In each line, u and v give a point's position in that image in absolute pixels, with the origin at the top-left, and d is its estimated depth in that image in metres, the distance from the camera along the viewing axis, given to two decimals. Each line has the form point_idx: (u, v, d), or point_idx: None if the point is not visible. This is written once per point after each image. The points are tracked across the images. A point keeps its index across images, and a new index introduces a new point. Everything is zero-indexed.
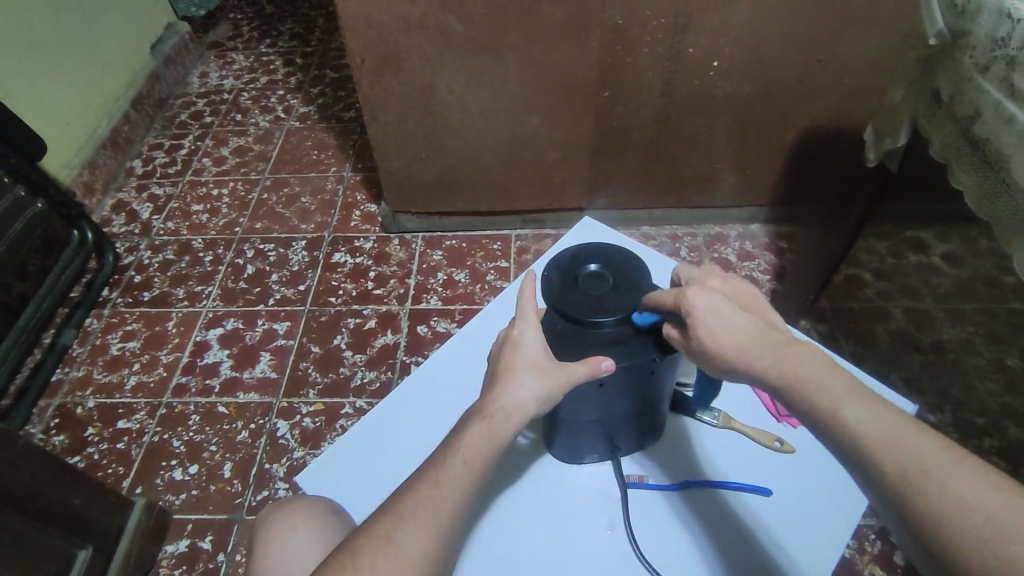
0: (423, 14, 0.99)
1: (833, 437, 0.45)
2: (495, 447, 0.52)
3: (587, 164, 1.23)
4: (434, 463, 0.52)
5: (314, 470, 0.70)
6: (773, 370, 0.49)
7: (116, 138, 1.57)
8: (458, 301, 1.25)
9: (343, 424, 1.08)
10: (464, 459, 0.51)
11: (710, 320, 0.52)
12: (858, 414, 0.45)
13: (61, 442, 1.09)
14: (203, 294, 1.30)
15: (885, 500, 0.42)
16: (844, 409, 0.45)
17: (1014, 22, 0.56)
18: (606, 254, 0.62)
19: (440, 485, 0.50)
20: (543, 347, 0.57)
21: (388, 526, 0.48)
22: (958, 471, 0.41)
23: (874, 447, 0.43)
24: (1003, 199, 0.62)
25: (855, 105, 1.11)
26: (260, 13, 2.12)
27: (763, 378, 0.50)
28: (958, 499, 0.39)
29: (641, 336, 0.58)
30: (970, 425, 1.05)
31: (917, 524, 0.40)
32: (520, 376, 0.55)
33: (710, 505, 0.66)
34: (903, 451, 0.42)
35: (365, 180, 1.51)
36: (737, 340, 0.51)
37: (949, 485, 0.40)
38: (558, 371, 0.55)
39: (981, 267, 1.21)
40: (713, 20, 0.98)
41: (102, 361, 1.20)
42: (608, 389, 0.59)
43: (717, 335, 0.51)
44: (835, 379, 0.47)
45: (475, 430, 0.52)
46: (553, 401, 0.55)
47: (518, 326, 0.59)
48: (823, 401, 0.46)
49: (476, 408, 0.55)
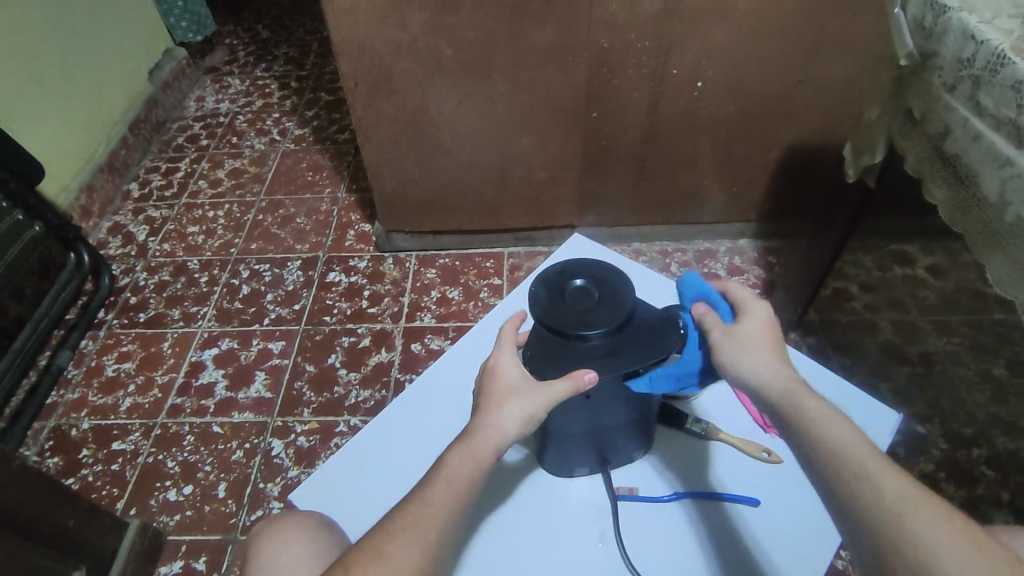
0: (414, 39, 1.01)
1: (828, 479, 0.47)
2: (478, 468, 0.54)
3: (577, 183, 1.25)
4: (421, 484, 0.54)
5: (309, 486, 0.71)
6: (788, 404, 0.51)
7: (113, 162, 1.59)
8: (452, 319, 1.26)
9: (337, 442, 1.08)
10: (448, 479, 0.53)
11: (759, 342, 0.55)
12: (853, 455, 0.47)
13: (55, 464, 1.09)
14: (199, 314, 1.31)
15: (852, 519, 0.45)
16: (841, 437, 0.48)
17: (978, 43, 0.58)
18: (591, 269, 0.63)
19: (429, 504, 0.52)
20: (520, 371, 0.59)
21: (378, 541, 0.50)
22: (933, 510, 0.44)
23: (858, 472, 0.46)
24: (975, 212, 0.64)
25: (836, 122, 1.14)
26: (256, 38, 2.16)
27: (775, 411, 0.52)
28: (928, 531, 0.42)
29: (628, 345, 0.59)
30: (958, 435, 1.06)
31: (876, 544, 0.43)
32: (502, 400, 0.57)
33: (693, 515, 0.66)
34: (885, 488, 0.45)
35: (360, 201, 1.53)
36: (772, 364, 0.54)
37: (919, 524, 0.43)
38: (539, 391, 0.56)
39: (965, 279, 1.27)
40: (696, 43, 1.02)
41: (97, 383, 1.21)
42: (594, 400, 0.60)
43: (760, 354, 0.55)
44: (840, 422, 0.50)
45: (458, 452, 0.55)
46: (537, 419, 0.56)
47: (498, 354, 0.61)
48: (828, 440, 0.48)
49: (464, 431, 0.57)
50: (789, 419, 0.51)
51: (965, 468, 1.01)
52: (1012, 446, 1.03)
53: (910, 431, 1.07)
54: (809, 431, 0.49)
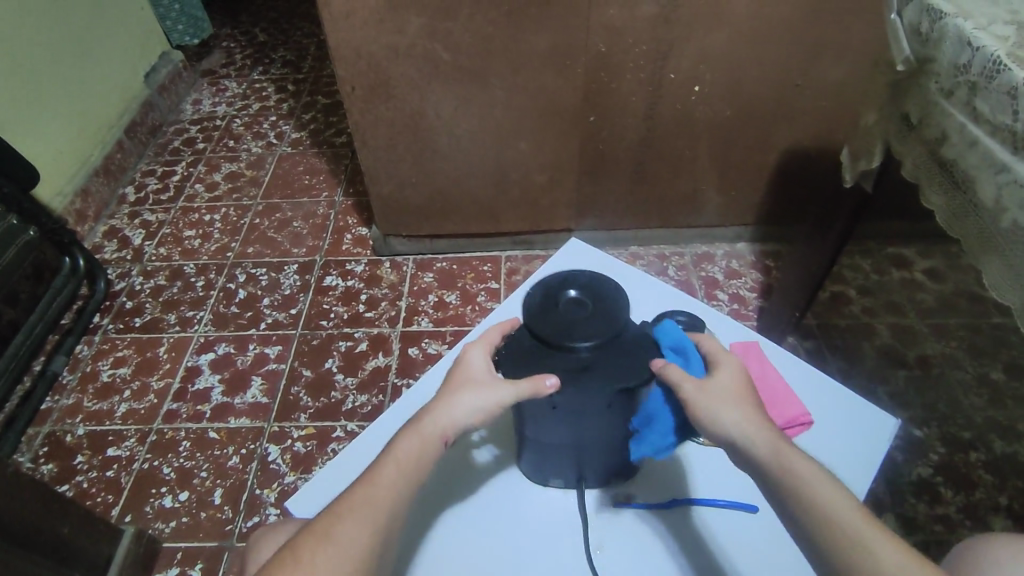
0: (411, 43, 1.01)
1: (819, 547, 0.46)
2: (426, 453, 0.54)
3: (575, 187, 1.25)
4: (371, 466, 0.54)
5: (305, 494, 0.70)
6: (775, 458, 0.50)
7: (109, 165, 1.58)
8: (449, 323, 1.26)
9: (334, 448, 1.08)
10: (397, 462, 0.53)
11: (734, 398, 0.54)
12: (844, 514, 0.46)
13: (49, 470, 1.08)
14: (195, 319, 1.31)
15: None
16: (833, 502, 0.47)
17: (974, 49, 0.58)
18: (590, 282, 0.60)
19: (374, 485, 0.52)
20: (486, 365, 0.59)
21: (325, 522, 0.50)
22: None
23: (852, 540, 0.45)
24: (972, 218, 0.64)
25: (833, 126, 1.14)
26: (253, 41, 2.15)
27: (761, 468, 0.50)
28: None
29: (608, 362, 0.57)
30: (956, 439, 1.05)
31: None
32: (460, 388, 0.57)
33: (689, 523, 0.66)
34: (877, 555, 0.44)
35: (357, 205, 1.53)
36: (750, 418, 0.53)
37: None
38: (497, 386, 0.56)
39: (962, 282, 1.27)
40: (693, 48, 1.02)
41: (92, 388, 1.20)
42: (563, 412, 0.57)
43: (735, 408, 0.53)
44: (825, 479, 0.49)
45: (409, 435, 0.54)
46: (491, 413, 0.56)
47: (471, 346, 0.61)
48: (818, 500, 0.47)
49: (418, 416, 0.57)
50: (775, 481, 0.49)
51: (963, 472, 1.01)
52: (1009, 449, 1.04)
53: (907, 435, 1.07)
54: (797, 495, 0.48)
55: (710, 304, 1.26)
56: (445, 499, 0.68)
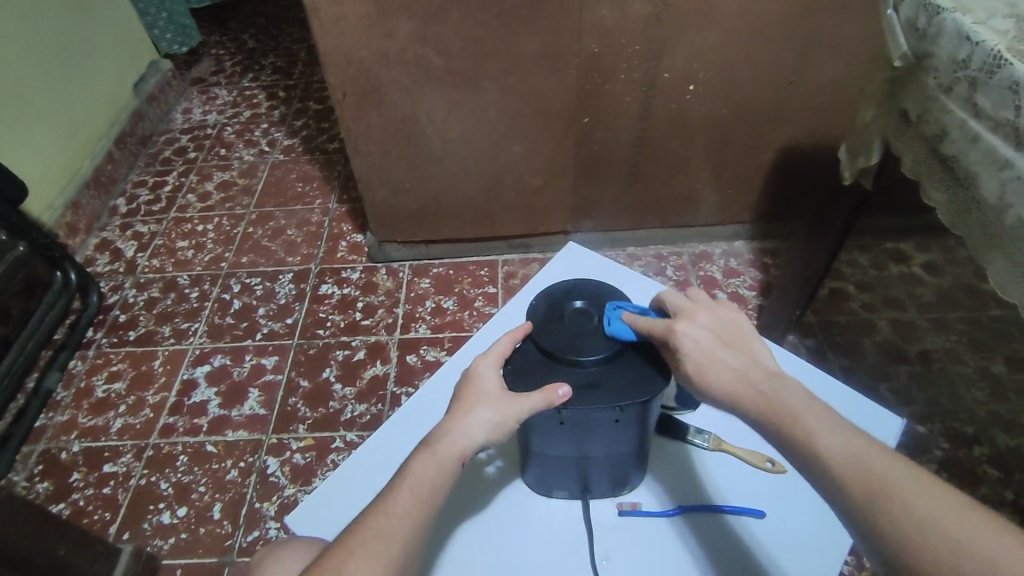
0: (401, 48, 1.00)
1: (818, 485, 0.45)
2: (442, 478, 0.52)
3: (570, 189, 1.24)
4: (383, 494, 0.51)
5: (305, 508, 0.69)
6: (798, 437, 0.46)
7: (99, 177, 1.57)
8: (447, 329, 1.25)
9: (334, 458, 1.07)
10: (412, 488, 0.51)
11: (703, 358, 0.53)
12: (885, 485, 0.41)
13: (46, 489, 1.07)
14: (190, 331, 1.29)
15: (852, 522, 0.42)
16: (818, 440, 0.45)
17: (974, 43, 0.58)
18: (596, 294, 0.63)
19: (389, 517, 0.49)
20: (498, 380, 0.57)
21: (338, 560, 0.47)
22: (920, 495, 0.40)
23: (842, 474, 0.43)
24: (974, 214, 0.64)
25: (829, 123, 1.13)
26: (242, 48, 2.14)
27: (789, 450, 0.47)
28: (922, 521, 0.39)
29: (614, 376, 0.56)
30: (960, 434, 1.05)
31: (875, 545, 0.41)
32: (473, 405, 0.55)
33: (696, 530, 0.65)
34: (864, 483, 0.42)
35: (351, 211, 1.52)
36: (725, 376, 0.52)
37: (906, 514, 0.40)
38: (510, 402, 0.54)
39: (960, 276, 1.27)
40: (686, 46, 1.01)
41: (87, 404, 1.18)
42: (570, 428, 0.57)
43: (707, 371, 0.53)
44: (862, 443, 0.45)
45: (421, 460, 0.53)
46: (504, 432, 0.54)
47: (481, 358, 0.59)
48: (847, 476, 0.43)
49: (428, 438, 0.55)
50: (768, 433, 0.48)
51: (969, 468, 1.01)
52: (1014, 443, 1.03)
53: (911, 432, 1.06)
54: (787, 442, 0.46)
55: None
56: (450, 514, 0.66)
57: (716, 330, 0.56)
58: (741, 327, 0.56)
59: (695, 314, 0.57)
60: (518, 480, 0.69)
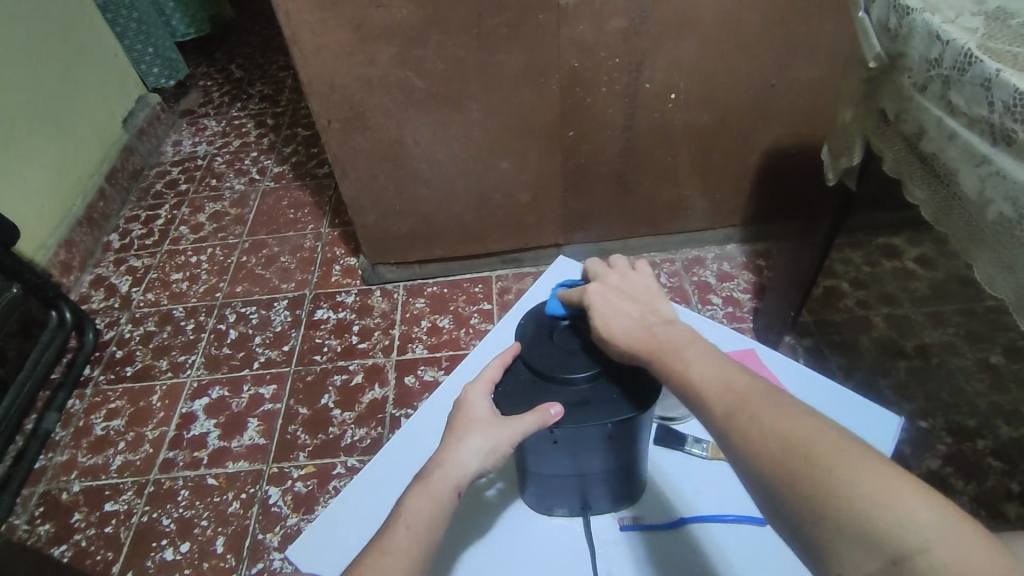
0: (384, 74, 1.01)
1: (696, 413, 0.46)
2: (439, 508, 0.52)
3: (559, 202, 1.25)
4: (381, 531, 0.51)
5: (306, 540, 0.68)
6: (677, 368, 0.48)
7: (91, 215, 1.57)
8: (444, 348, 1.24)
9: (336, 485, 1.06)
10: (409, 524, 0.51)
11: (605, 311, 0.57)
12: (744, 400, 0.43)
13: (47, 531, 1.06)
14: (187, 363, 1.29)
15: (720, 441, 0.43)
16: (693, 369, 0.47)
17: (945, 43, 0.58)
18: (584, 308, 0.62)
19: (386, 553, 0.49)
20: (488, 404, 0.57)
21: None
22: (774, 406, 0.42)
23: (710, 397, 0.45)
24: (957, 211, 0.64)
25: (812, 124, 1.14)
26: (230, 78, 2.16)
27: (671, 383, 0.48)
28: (769, 428, 0.40)
29: (607, 393, 0.56)
30: (962, 428, 1.04)
31: (736, 458, 0.42)
32: (465, 432, 0.55)
33: (699, 540, 0.64)
34: (724, 400, 0.44)
35: (343, 235, 1.52)
36: (621, 324, 0.55)
37: (757, 421, 0.41)
38: (501, 425, 0.54)
39: (953, 267, 1.27)
40: (666, 57, 1.02)
41: (87, 443, 1.18)
42: (563, 446, 0.57)
43: (607, 321, 0.56)
44: (735, 371, 0.46)
45: (416, 493, 0.53)
46: (498, 456, 0.54)
47: (471, 384, 0.59)
48: (714, 396, 0.44)
49: (423, 469, 0.55)
50: (658, 371, 0.50)
51: (974, 461, 1.00)
52: (1016, 434, 1.02)
53: (913, 428, 1.06)
54: (667, 374, 0.48)
55: (705, 309, 1.26)
56: (452, 539, 0.66)
57: (623, 291, 0.60)
58: (649, 289, 0.60)
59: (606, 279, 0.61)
60: (518, 501, 0.69)
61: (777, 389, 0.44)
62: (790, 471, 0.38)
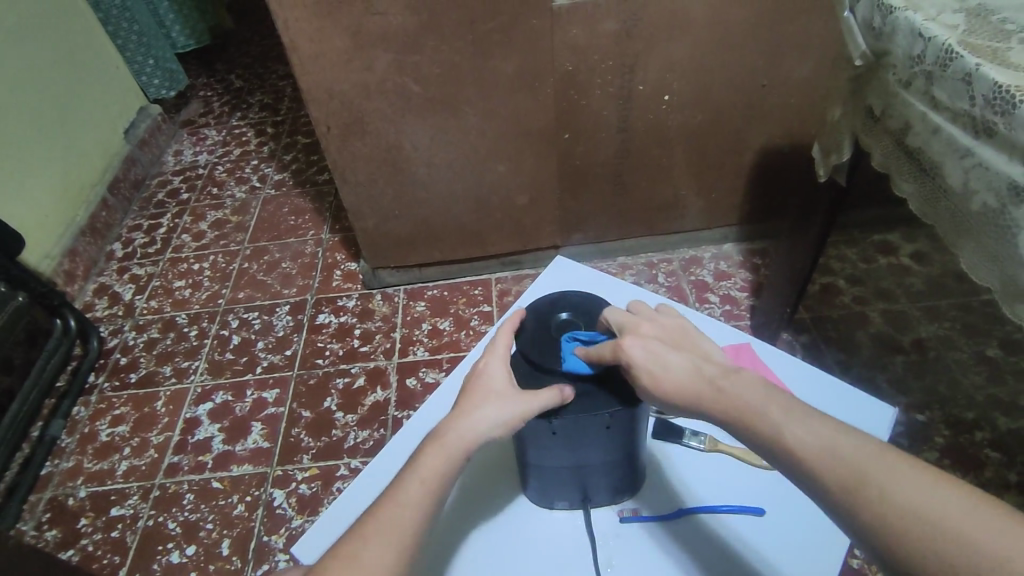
0: (381, 80, 1.03)
1: (802, 482, 0.44)
2: (452, 468, 0.54)
3: (557, 204, 1.26)
4: (396, 484, 0.53)
5: (312, 537, 0.69)
6: (768, 433, 0.46)
7: (94, 224, 1.59)
8: (445, 350, 1.26)
9: (339, 486, 1.07)
10: (423, 481, 0.53)
11: (653, 366, 0.53)
12: (865, 470, 0.42)
13: (54, 536, 1.07)
14: (191, 369, 1.30)
15: (842, 515, 0.42)
16: (788, 433, 0.45)
17: (927, 39, 0.60)
18: (580, 301, 0.64)
19: (400, 505, 0.51)
20: (507, 376, 0.58)
21: (354, 544, 0.50)
22: (902, 476, 0.41)
23: (820, 469, 0.43)
24: (943, 203, 0.65)
25: (804, 122, 1.15)
26: (229, 88, 2.18)
27: (763, 447, 0.47)
28: (904, 504, 0.39)
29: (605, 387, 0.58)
30: (960, 420, 1.05)
31: (869, 537, 0.40)
32: (480, 400, 0.56)
33: (700, 531, 0.65)
34: (840, 472, 0.42)
35: (344, 240, 1.54)
36: (681, 378, 0.52)
37: (891, 497, 0.40)
38: (516, 398, 0.55)
39: (948, 262, 1.29)
40: (658, 59, 1.04)
41: (92, 449, 1.19)
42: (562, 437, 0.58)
43: (660, 377, 0.52)
44: (834, 431, 0.45)
45: (431, 451, 0.54)
46: (510, 428, 0.55)
47: (488, 355, 0.60)
48: (826, 467, 0.43)
49: (439, 426, 0.57)
50: (744, 434, 0.48)
51: (972, 453, 1.01)
52: (1014, 426, 1.03)
53: (910, 421, 1.07)
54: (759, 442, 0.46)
55: (702, 307, 1.27)
56: (457, 532, 0.67)
57: (661, 338, 0.56)
58: (684, 332, 0.58)
59: (639, 329, 0.57)
60: (520, 495, 0.70)
61: (889, 451, 0.43)
62: (944, 554, 0.37)
